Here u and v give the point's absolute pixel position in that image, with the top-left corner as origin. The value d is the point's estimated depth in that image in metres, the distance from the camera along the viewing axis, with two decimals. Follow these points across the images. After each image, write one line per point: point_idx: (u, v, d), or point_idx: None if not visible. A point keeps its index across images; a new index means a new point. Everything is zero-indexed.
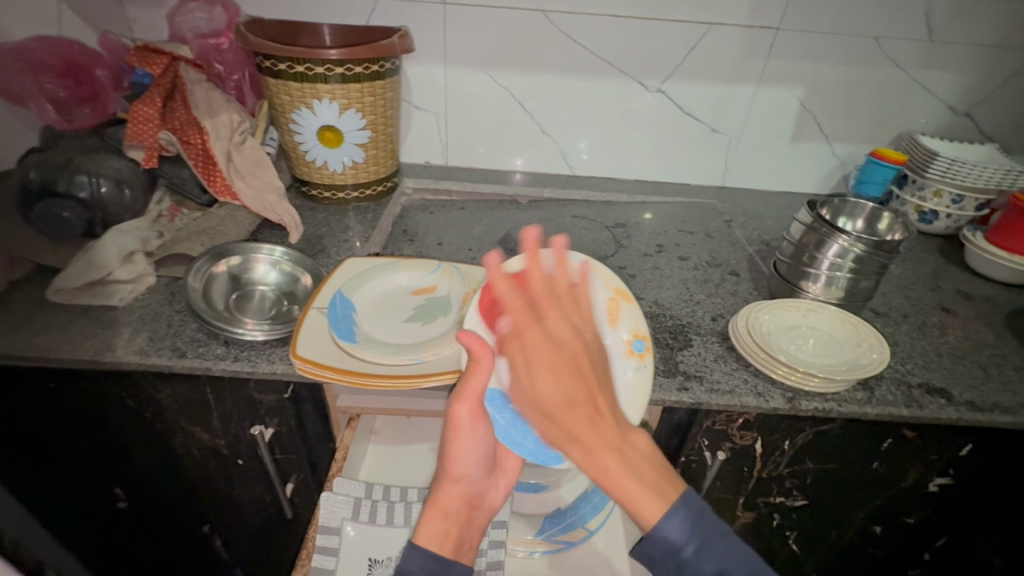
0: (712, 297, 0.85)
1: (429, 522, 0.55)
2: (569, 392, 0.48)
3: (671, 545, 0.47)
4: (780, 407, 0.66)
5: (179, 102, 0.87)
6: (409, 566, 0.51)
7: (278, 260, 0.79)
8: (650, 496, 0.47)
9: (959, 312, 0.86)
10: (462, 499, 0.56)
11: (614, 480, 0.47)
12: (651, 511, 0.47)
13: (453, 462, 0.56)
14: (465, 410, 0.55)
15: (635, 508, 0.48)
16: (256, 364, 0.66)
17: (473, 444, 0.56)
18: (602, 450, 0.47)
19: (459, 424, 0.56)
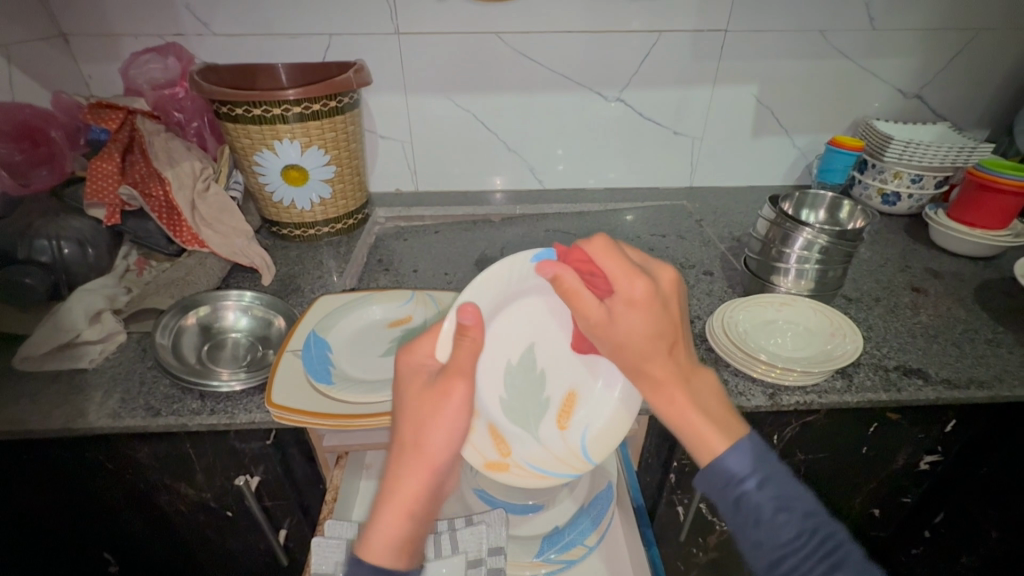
0: (687, 299, 0.86)
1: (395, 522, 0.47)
2: (639, 338, 0.47)
3: (733, 476, 0.46)
4: (761, 405, 0.66)
5: (138, 154, 0.86)
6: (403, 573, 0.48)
7: (248, 305, 0.79)
8: (718, 432, 0.47)
9: (930, 291, 0.88)
10: (436, 486, 0.48)
11: (681, 409, 0.48)
12: (718, 444, 0.47)
13: (427, 439, 0.47)
14: (457, 391, 0.48)
15: (697, 444, 0.48)
16: (234, 416, 0.65)
17: (455, 430, 0.48)
18: (670, 384, 0.48)
19: (445, 407, 0.48)
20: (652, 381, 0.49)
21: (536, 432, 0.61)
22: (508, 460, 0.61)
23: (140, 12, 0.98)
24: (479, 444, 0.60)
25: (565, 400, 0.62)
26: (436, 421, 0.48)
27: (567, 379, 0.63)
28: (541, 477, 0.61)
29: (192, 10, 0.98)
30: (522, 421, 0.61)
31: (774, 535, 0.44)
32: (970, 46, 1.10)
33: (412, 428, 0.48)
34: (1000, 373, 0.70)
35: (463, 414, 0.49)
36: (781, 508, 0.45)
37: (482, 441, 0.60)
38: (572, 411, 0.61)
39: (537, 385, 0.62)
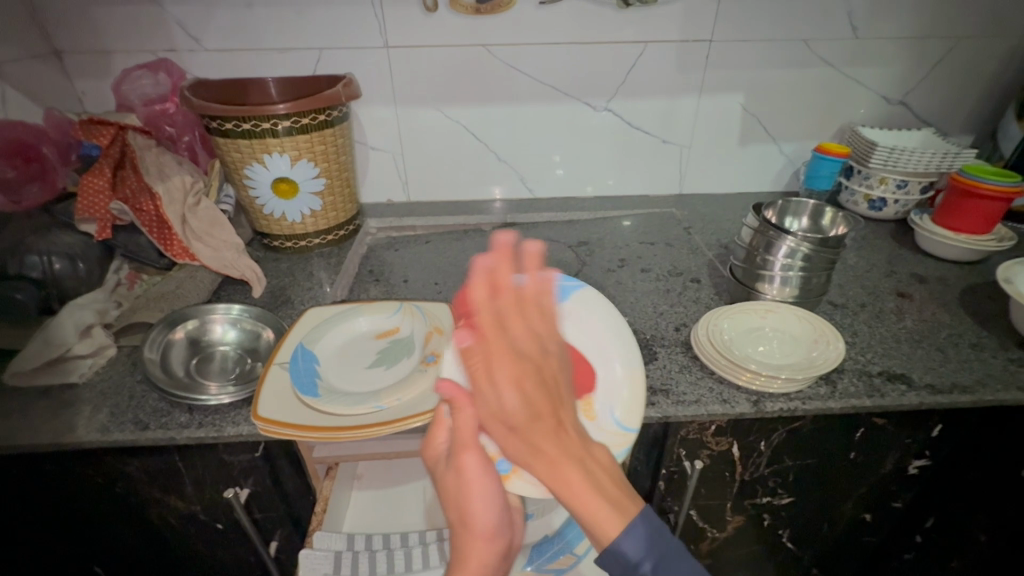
0: (675, 307, 0.86)
1: None
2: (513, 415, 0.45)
3: (631, 563, 0.43)
4: (746, 412, 0.67)
5: (129, 169, 0.87)
6: None
7: (237, 318, 0.79)
8: (606, 510, 0.43)
9: (915, 295, 0.88)
10: (495, 553, 0.51)
11: (575, 491, 0.44)
12: (606, 525, 0.43)
13: (472, 516, 0.51)
14: (477, 461, 0.52)
15: (593, 523, 0.43)
16: (222, 429, 0.65)
17: (490, 497, 0.52)
18: (563, 462, 0.44)
19: (470, 477, 0.52)
20: (545, 460, 0.44)
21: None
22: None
23: (132, 29, 0.99)
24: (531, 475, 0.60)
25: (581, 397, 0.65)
26: (472, 492, 0.51)
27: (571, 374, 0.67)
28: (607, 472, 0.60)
29: (183, 27, 0.99)
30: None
31: None
32: (952, 53, 1.11)
33: (454, 507, 0.52)
34: (983, 377, 0.71)
35: (494, 479, 0.53)
36: None
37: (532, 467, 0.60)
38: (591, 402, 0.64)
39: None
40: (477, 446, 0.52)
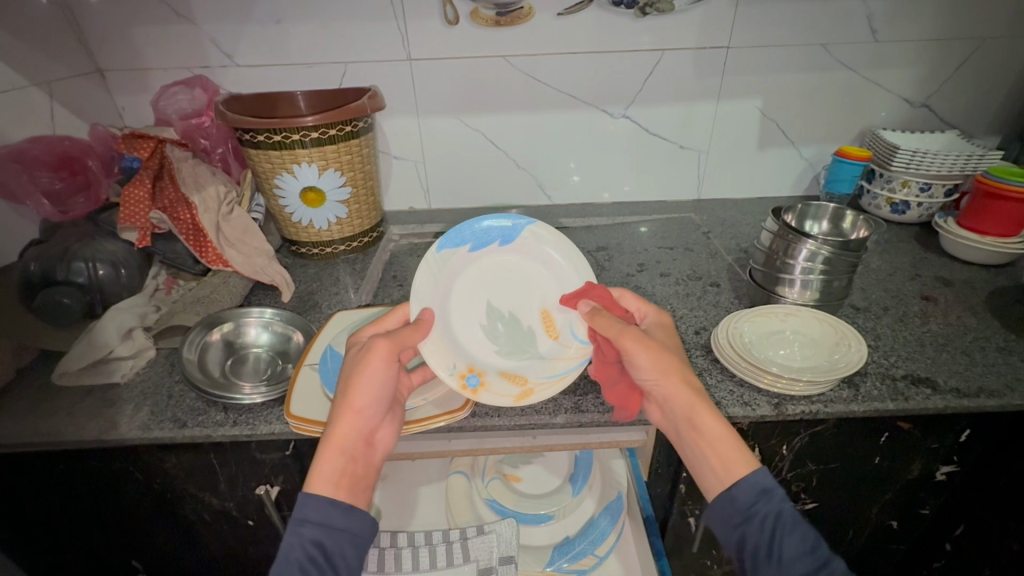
0: (694, 311, 0.87)
1: (327, 455, 0.54)
2: (657, 367, 0.60)
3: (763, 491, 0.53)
4: (767, 414, 0.67)
5: (167, 180, 0.91)
6: (312, 515, 0.52)
7: (269, 321, 0.82)
8: (738, 455, 0.55)
9: (940, 299, 0.87)
10: (361, 435, 0.56)
11: (709, 431, 0.57)
12: (741, 463, 0.55)
13: (356, 398, 0.57)
14: (383, 350, 0.59)
15: (725, 464, 0.55)
16: (255, 427, 0.68)
17: (384, 383, 0.59)
18: (705, 410, 0.58)
19: (370, 367, 0.58)
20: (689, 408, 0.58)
21: (537, 351, 0.69)
22: (528, 384, 0.67)
23: (170, 46, 1.05)
24: (497, 388, 0.66)
25: (543, 318, 0.70)
26: (364, 375, 0.58)
27: (535, 302, 0.71)
28: (560, 380, 0.67)
29: (217, 44, 1.04)
30: (522, 352, 0.69)
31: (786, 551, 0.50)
32: (976, 54, 1.10)
33: (344, 385, 0.58)
34: (1012, 382, 0.70)
35: (393, 370, 0.60)
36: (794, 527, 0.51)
37: (500, 384, 0.66)
38: (553, 321, 0.70)
39: (514, 322, 0.70)
40: (392, 339, 0.60)
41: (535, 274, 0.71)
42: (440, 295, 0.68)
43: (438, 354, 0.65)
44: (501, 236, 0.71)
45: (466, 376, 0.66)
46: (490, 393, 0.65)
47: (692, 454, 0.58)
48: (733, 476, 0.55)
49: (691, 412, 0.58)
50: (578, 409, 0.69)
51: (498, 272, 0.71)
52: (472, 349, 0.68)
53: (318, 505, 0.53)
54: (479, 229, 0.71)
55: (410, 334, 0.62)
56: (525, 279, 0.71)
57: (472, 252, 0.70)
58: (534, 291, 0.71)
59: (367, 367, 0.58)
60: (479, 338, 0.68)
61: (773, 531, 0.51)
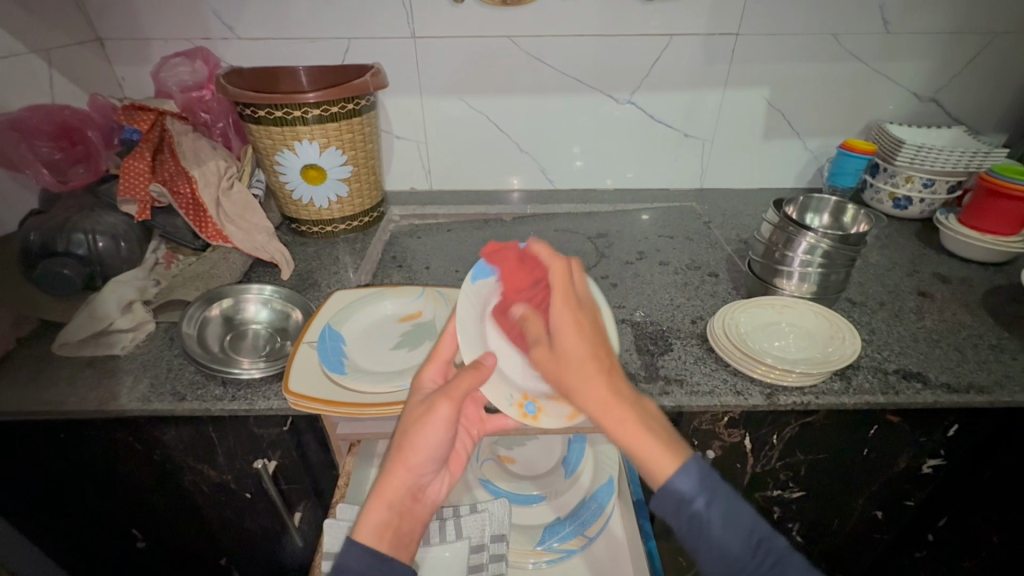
0: (691, 300, 0.87)
1: (373, 509, 0.54)
2: (579, 359, 0.53)
3: (683, 500, 0.46)
4: (759, 404, 0.68)
5: (168, 154, 0.91)
6: (350, 563, 0.51)
7: (269, 298, 0.82)
8: (661, 455, 0.48)
9: (936, 295, 0.88)
10: (409, 490, 0.56)
11: (622, 432, 0.49)
12: (663, 466, 0.48)
13: (413, 452, 0.55)
14: (447, 408, 0.56)
15: (648, 466, 0.48)
16: (253, 402, 0.69)
17: (443, 440, 0.56)
18: (615, 411, 0.50)
19: (432, 423, 0.56)
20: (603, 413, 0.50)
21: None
22: None
23: (171, 16, 1.03)
24: (555, 410, 0.63)
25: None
26: (425, 430, 0.56)
27: None
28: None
29: (219, 15, 1.03)
30: None
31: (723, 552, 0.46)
32: (987, 49, 1.08)
33: (404, 437, 0.56)
34: (1001, 379, 0.71)
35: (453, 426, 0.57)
36: (728, 523, 0.46)
37: (557, 406, 0.64)
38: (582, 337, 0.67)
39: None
40: (452, 391, 0.57)
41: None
42: (479, 328, 0.65)
43: (493, 385, 0.63)
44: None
45: (524, 404, 0.63)
46: (548, 417, 0.63)
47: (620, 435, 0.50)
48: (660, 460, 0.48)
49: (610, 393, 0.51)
50: None
51: None
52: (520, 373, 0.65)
53: (358, 555, 0.51)
54: (500, 255, 0.68)
55: (471, 377, 0.58)
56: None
57: (499, 281, 0.69)
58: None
59: (428, 424, 0.56)
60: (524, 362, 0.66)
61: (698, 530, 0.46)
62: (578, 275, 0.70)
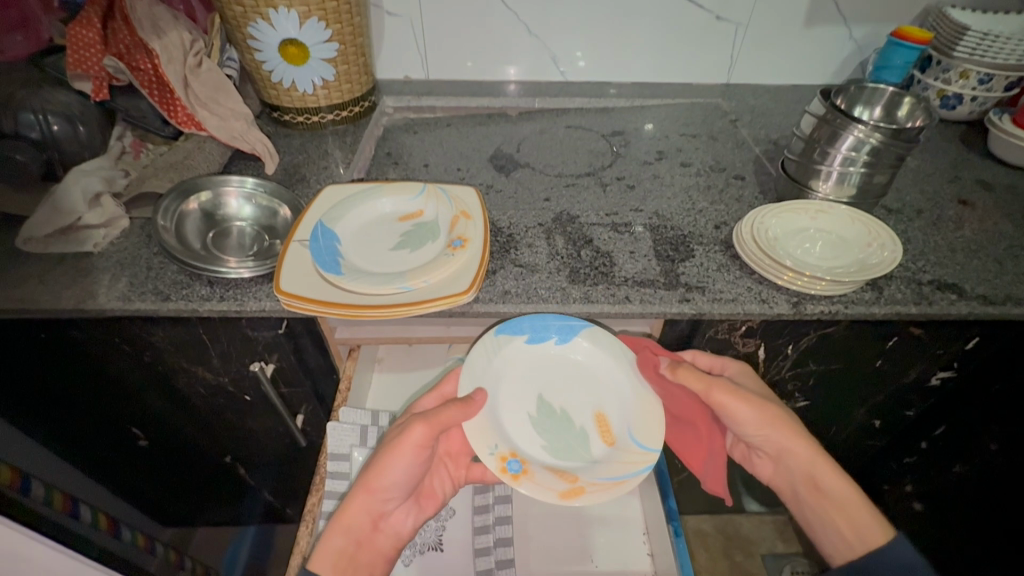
0: (715, 205, 0.80)
1: (331, 534, 0.57)
2: (786, 424, 0.64)
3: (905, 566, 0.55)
4: (784, 313, 0.64)
5: (120, 21, 0.77)
6: None
7: (251, 193, 0.74)
8: (869, 518, 0.60)
9: (978, 204, 0.81)
10: (370, 517, 0.58)
11: (837, 497, 0.62)
12: (874, 526, 0.60)
13: (380, 478, 0.57)
14: (420, 434, 0.57)
15: (857, 527, 0.60)
16: (243, 303, 0.64)
17: (402, 474, 0.58)
18: (832, 478, 0.63)
19: (401, 447, 0.57)
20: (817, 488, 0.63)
21: (590, 455, 0.62)
22: (579, 482, 0.59)
23: None
24: (543, 479, 0.58)
25: (601, 425, 0.64)
26: (392, 456, 0.57)
27: (589, 402, 0.65)
28: (619, 484, 0.58)
29: None
30: (573, 454, 0.62)
31: None
32: None
33: (373, 462, 0.58)
34: None
35: (414, 459, 0.58)
36: None
37: (546, 476, 0.59)
38: (609, 424, 0.64)
39: (566, 421, 0.64)
40: (414, 427, 0.57)
41: (599, 379, 0.66)
42: (496, 383, 0.64)
43: (480, 431, 0.61)
44: (558, 334, 0.65)
45: (507, 461, 0.60)
46: (533, 483, 0.58)
47: (816, 522, 0.63)
48: (865, 544, 0.59)
49: (814, 473, 0.63)
50: (587, 300, 0.64)
51: (554, 369, 0.66)
52: (515, 433, 0.62)
53: None
54: (537, 323, 0.65)
55: (455, 410, 0.58)
56: (587, 382, 0.66)
57: (528, 344, 0.66)
58: (592, 394, 0.65)
59: (396, 450, 0.57)
60: (530, 432, 0.63)
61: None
62: (617, 371, 0.66)
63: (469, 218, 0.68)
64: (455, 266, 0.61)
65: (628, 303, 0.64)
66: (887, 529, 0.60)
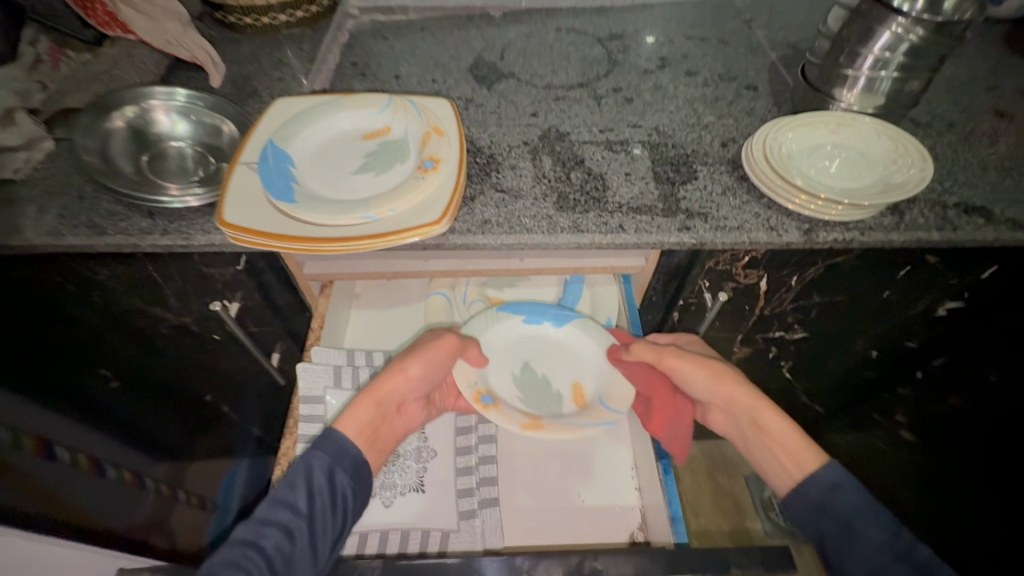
0: (722, 119, 0.71)
1: (362, 403, 0.60)
2: (730, 373, 0.66)
3: (832, 485, 0.55)
4: (794, 242, 0.58)
5: None
6: (337, 438, 0.56)
7: (185, 107, 0.64)
8: (807, 448, 0.60)
9: (1016, 116, 0.73)
10: (394, 402, 0.63)
11: (778, 433, 0.62)
12: (813, 454, 0.59)
13: (410, 371, 0.63)
14: (449, 346, 0.65)
15: (797, 458, 0.60)
16: (190, 237, 0.56)
17: (432, 371, 0.64)
18: (775, 417, 0.63)
19: (437, 347, 0.65)
20: (761, 429, 0.64)
21: (559, 409, 0.69)
22: (541, 423, 0.66)
23: None
24: (510, 416, 0.66)
25: (575, 392, 0.71)
26: (424, 354, 0.63)
27: (571, 370, 0.73)
28: (575, 429, 0.65)
29: None
30: (543, 406, 0.69)
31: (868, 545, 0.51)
32: None
33: (403, 356, 0.64)
34: None
35: (443, 364, 0.65)
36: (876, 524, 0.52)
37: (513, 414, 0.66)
38: (583, 390, 0.71)
39: (545, 381, 0.72)
40: (450, 337, 0.66)
41: (579, 353, 0.73)
42: (489, 338, 0.73)
43: (466, 369, 0.69)
44: (554, 320, 0.74)
45: (481, 399, 0.67)
46: (500, 414, 0.66)
47: (762, 459, 0.64)
48: (805, 472, 0.58)
49: (757, 415, 0.65)
50: (576, 229, 0.57)
51: (545, 343, 0.74)
52: (495, 376, 0.71)
53: (339, 439, 0.56)
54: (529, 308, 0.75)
55: (472, 346, 0.69)
56: (571, 359, 0.73)
57: (525, 324, 0.75)
58: (573, 367, 0.73)
59: (424, 353, 0.63)
60: (509, 380, 0.71)
61: (850, 523, 0.52)
62: (597, 350, 0.72)
63: (443, 135, 0.59)
64: (425, 191, 0.54)
65: (622, 233, 0.57)
66: (825, 456, 0.58)
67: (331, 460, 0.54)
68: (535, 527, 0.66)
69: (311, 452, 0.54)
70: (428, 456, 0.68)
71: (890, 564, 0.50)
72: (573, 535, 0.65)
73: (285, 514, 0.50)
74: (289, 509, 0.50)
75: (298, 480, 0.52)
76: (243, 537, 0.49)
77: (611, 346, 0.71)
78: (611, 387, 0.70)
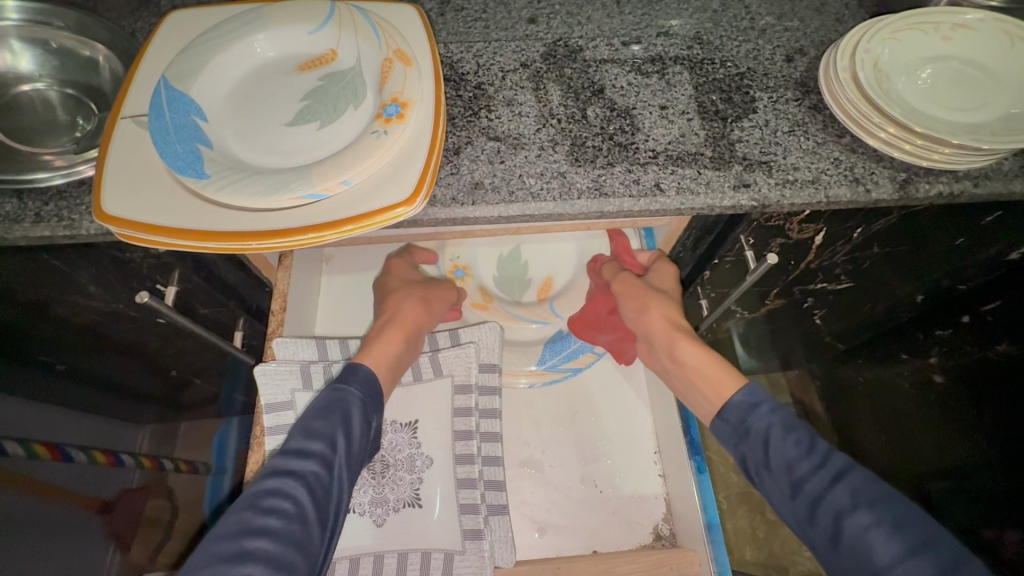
0: (785, 21, 0.53)
1: (389, 339, 0.53)
2: (659, 299, 0.57)
3: (746, 415, 0.48)
4: (885, 198, 0.44)
5: None
6: (360, 372, 0.50)
7: (34, 32, 0.46)
8: (719, 381, 0.51)
9: None
10: (416, 338, 0.56)
11: (690, 363, 0.53)
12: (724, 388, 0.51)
13: (427, 308, 0.58)
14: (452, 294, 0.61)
15: (707, 390, 0.52)
16: (75, 224, 0.41)
17: (431, 316, 0.58)
18: (693, 347, 0.54)
19: (445, 287, 0.61)
20: (677, 360, 0.55)
21: (518, 295, 0.67)
22: (490, 303, 0.66)
23: None
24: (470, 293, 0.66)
25: (543, 285, 0.68)
26: (431, 296, 0.59)
27: (550, 265, 0.68)
28: (513, 320, 0.66)
29: None
30: (506, 287, 0.67)
31: (788, 468, 0.45)
32: None
33: (422, 292, 0.58)
34: None
35: (442, 314, 0.60)
36: (791, 437, 0.46)
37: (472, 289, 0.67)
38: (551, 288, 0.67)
39: (521, 266, 0.68)
40: (453, 287, 0.62)
41: (562, 253, 0.68)
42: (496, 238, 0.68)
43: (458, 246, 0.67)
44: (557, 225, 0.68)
45: (454, 270, 0.67)
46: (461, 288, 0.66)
47: (681, 388, 0.55)
48: (719, 399, 0.51)
49: (675, 343, 0.55)
50: (598, 191, 0.43)
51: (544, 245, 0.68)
52: (478, 257, 0.68)
53: (365, 374, 0.50)
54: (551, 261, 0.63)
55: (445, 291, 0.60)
56: (556, 258, 0.68)
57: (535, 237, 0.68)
58: (542, 253, 0.68)
59: (428, 292, 0.59)
60: (491, 260, 0.68)
61: (768, 441, 0.46)
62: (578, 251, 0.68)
63: (409, 61, 0.41)
64: (390, 150, 0.38)
65: (659, 194, 0.43)
66: (740, 384, 0.50)
67: (366, 398, 0.49)
68: (548, 523, 0.60)
69: (342, 386, 0.48)
70: (422, 464, 0.56)
71: (809, 474, 0.44)
72: (591, 528, 0.60)
73: (323, 447, 0.45)
74: (331, 443, 0.46)
75: (335, 414, 0.47)
76: (280, 462, 0.45)
77: (594, 255, 0.68)
78: (573, 294, 0.66)
